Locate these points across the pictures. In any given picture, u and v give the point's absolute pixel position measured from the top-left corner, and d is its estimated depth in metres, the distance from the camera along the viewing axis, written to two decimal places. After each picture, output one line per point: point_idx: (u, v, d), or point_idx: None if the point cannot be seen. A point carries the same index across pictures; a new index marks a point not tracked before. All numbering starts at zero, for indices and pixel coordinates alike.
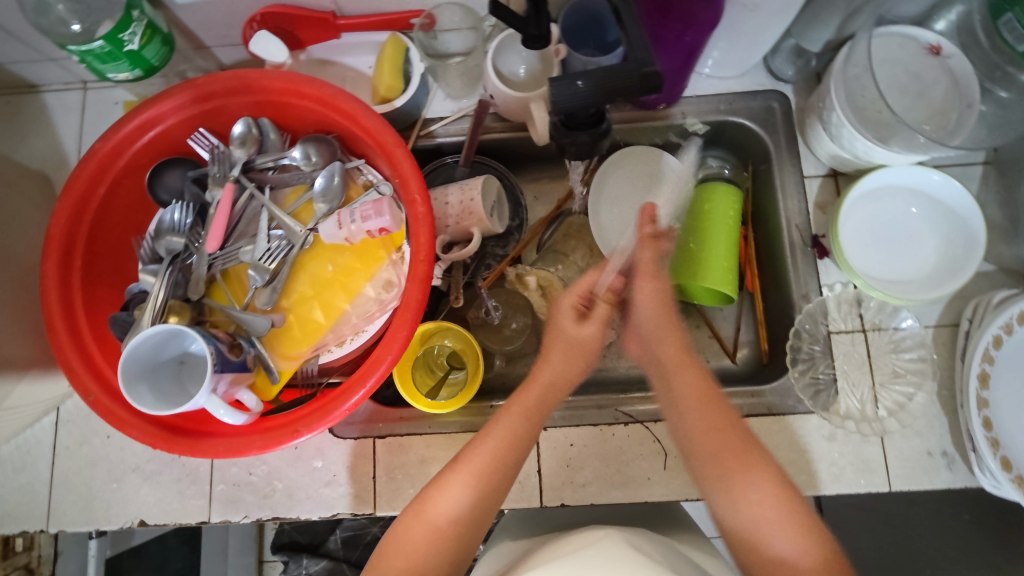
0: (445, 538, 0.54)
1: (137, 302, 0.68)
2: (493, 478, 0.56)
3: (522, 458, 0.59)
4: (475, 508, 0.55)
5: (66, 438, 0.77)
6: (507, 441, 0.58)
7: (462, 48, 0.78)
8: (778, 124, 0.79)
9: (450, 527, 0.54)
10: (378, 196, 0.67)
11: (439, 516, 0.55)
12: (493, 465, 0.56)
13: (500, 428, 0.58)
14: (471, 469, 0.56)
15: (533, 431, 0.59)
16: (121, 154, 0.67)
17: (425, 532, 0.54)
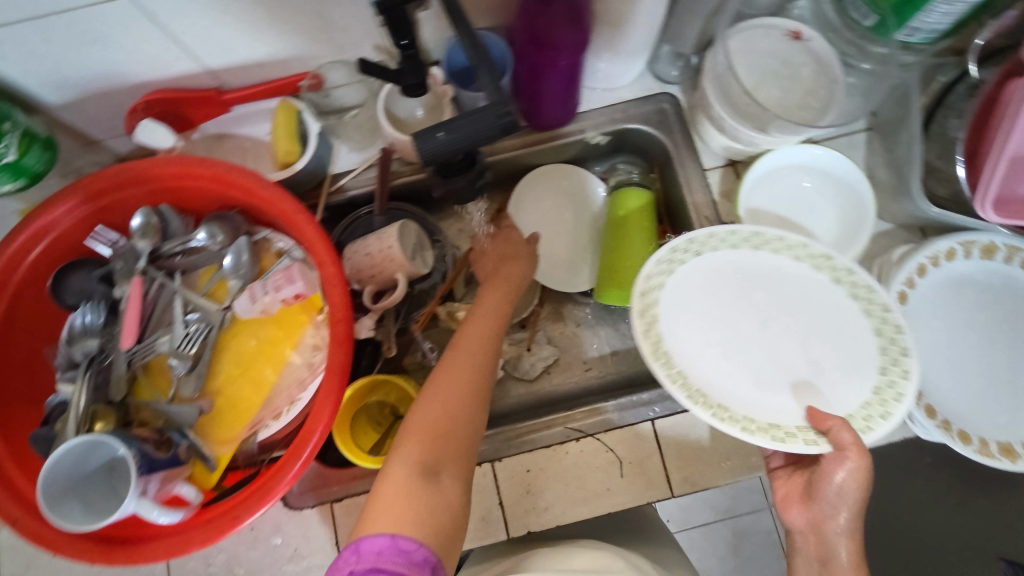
0: (432, 480, 0.53)
1: (58, 413, 0.66)
2: (458, 415, 0.59)
3: (471, 411, 0.60)
4: (433, 460, 0.55)
5: (9, 566, 0.73)
6: (460, 376, 0.61)
7: (356, 101, 0.79)
8: (672, 124, 0.82)
9: (443, 478, 0.55)
10: (289, 263, 0.67)
11: (423, 459, 0.55)
12: (455, 401, 0.59)
13: (436, 385, 0.61)
14: (439, 408, 0.59)
15: (476, 367, 0.63)
16: (16, 268, 0.65)
17: (417, 482, 0.53)
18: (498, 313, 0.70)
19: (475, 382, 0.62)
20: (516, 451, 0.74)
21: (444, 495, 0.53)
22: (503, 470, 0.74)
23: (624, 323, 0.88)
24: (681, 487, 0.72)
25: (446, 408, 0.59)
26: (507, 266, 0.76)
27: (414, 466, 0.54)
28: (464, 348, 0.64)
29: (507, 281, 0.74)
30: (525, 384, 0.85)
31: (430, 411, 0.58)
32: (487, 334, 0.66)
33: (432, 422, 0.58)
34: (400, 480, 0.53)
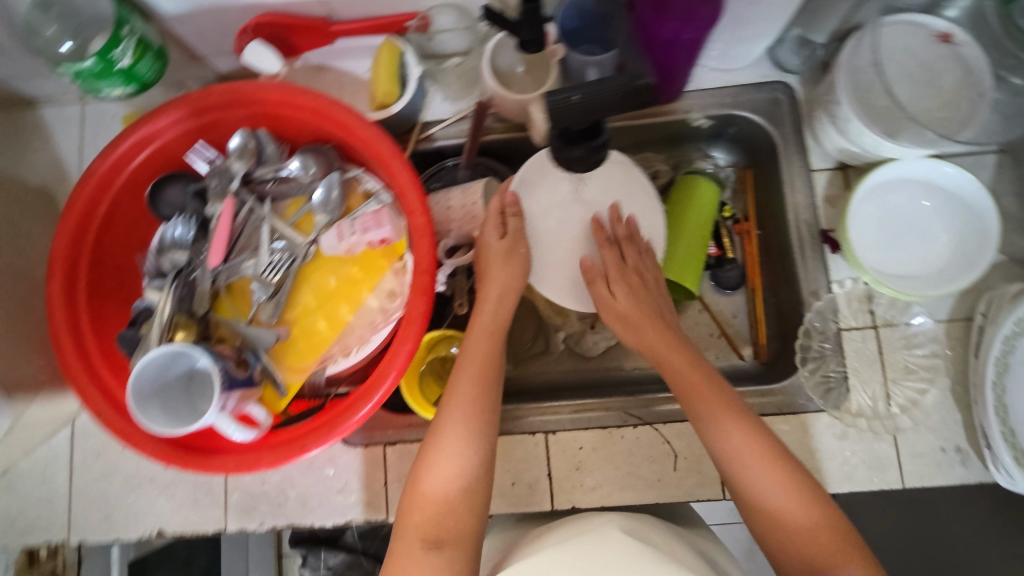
0: (440, 551, 0.57)
1: (144, 318, 0.68)
2: (457, 478, 0.60)
3: (478, 461, 0.62)
4: (449, 521, 0.58)
5: (83, 450, 0.78)
6: (454, 438, 0.62)
7: (460, 48, 0.77)
8: (785, 116, 0.77)
9: (449, 548, 0.57)
10: (377, 206, 0.67)
11: (426, 533, 0.58)
12: (451, 466, 0.60)
13: (445, 433, 0.62)
14: (440, 477, 0.60)
15: (470, 420, 0.63)
16: (121, 171, 0.67)
17: (421, 556, 0.56)
18: (487, 361, 0.68)
19: (476, 425, 0.63)
20: (571, 427, 0.74)
21: (450, 565, 0.56)
22: (555, 443, 0.74)
23: (693, 315, 0.85)
24: None
25: (445, 474, 0.60)
26: (493, 276, 0.72)
27: (418, 541, 0.57)
28: (457, 401, 0.64)
29: (496, 302, 0.71)
30: (586, 361, 0.85)
31: (433, 476, 0.60)
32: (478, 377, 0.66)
33: (435, 486, 0.60)
34: (411, 556, 0.57)
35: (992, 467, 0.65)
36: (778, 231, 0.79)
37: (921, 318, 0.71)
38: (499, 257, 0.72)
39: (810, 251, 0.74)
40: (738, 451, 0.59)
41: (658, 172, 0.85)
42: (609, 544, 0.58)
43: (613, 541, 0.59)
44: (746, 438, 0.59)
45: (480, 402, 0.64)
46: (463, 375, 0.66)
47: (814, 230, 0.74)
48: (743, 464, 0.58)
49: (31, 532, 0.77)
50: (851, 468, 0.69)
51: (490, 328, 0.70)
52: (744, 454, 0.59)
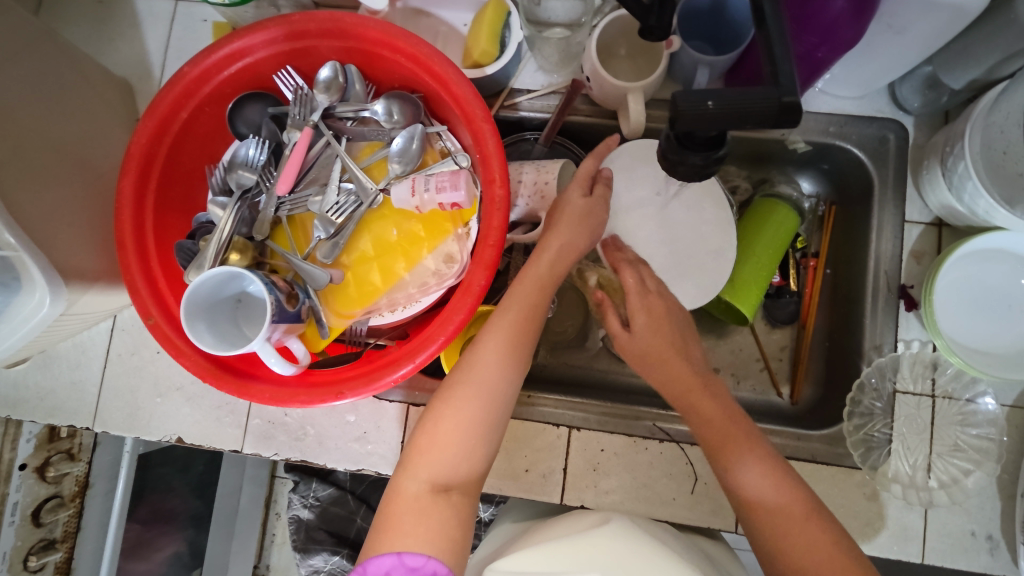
0: (446, 497, 0.55)
1: (203, 233, 0.68)
2: (472, 428, 0.58)
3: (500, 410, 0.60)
4: (460, 465, 0.57)
5: (119, 345, 0.79)
6: (477, 388, 0.59)
7: (566, 19, 0.72)
8: (890, 157, 0.72)
9: (455, 491, 0.56)
10: (454, 168, 0.65)
11: (434, 477, 0.56)
12: (471, 414, 0.58)
13: (473, 373, 0.60)
14: (455, 422, 0.58)
15: (498, 372, 0.60)
16: (208, 81, 0.66)
17: (426, 497, 0.55)
18: (527, 317, 0.63)
19: (505, 370, 0.60)
20: (597, 428, 0.73)
21: (452, 510, 0.55)
22: (577, 440, 0.73)
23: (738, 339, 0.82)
24: None
25: (463, 421, 0.58)
26: (559, 230, 0.66)
27: (426, 482, 0.56)
28: (490, 350, 0.61)
29: (552, 263, 0.66)
30: (622, 364, 0.83)
31: (451, 420, 0.58)
32: (518, 332, 0.62)
33: (450, 428, 0.58)
34: (415, 496, 0.55)
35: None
36: (852, 276, 0.75)
37: (989, 402, 0.67)
38: (575, 214, 0.68)
39: (883, 303, 0.70)
40: (754, 497, 0.56)
41: (737, 188, 0.82)
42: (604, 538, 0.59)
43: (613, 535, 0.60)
44: (757, 474, 0.57)
45: (511, 356, 0.61)
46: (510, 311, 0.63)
47: (893, 282, 0.71)
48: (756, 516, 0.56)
49: (58, 413, 0.79)
50: (873, 531, 0.67)
51: (541, 280, 0.65)
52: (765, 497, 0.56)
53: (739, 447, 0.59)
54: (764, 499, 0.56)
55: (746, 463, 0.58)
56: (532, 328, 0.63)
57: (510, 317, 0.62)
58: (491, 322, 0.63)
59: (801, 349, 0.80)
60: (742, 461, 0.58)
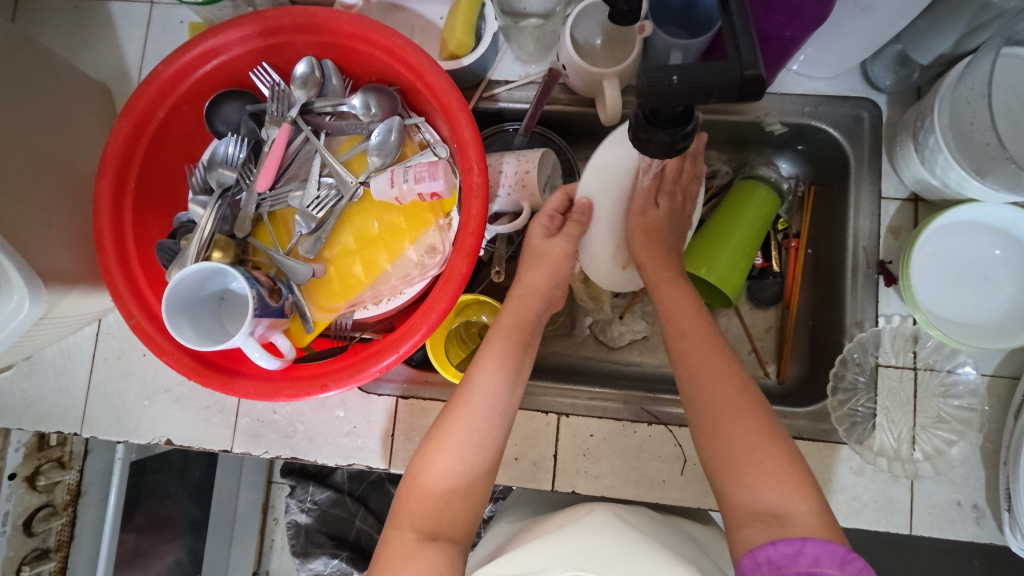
0: (433, 544, 0.56)
1: (185, 232, 0.68)
2: (455, 477, 0.59)
3: (482, 457, 0.61)
4: (445, 514, 0.58)
5: (105, 349, 0.79)
6: (459, 439, 0.60)
7: (540, 9, 0.73)
8: (865, 135, 0.73)
9: (442, 537, 0.56)
10: (433, 158, 0.66)
11: (421, 525, 0.57)
12: (455, 465, 0.59)
13: (453, 422, 0.61)
14: (441, 472, 0.59)
15: (480, 424, 0.61)
16: (184, 80, 0.66)
17: (413, 545, 0.55)
18: (506, 371, 0.65)
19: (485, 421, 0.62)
20: (585, 413, 0.74)
21: (440, 555, 0.55)
22: (566, 427, 0.73)
23: (724, 320, 0.83)
24: None
25: (448, 472, 0.59)
26: (526, 276, 0.72)
27: (412, 531, 0.56)
28: (472, 405, 0.62)
29: (523, 319, 0.69)
30: (611, 352, 0.84)
31: (436, 472, 0.59)
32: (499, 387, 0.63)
33: (435, 479, 0.59)
34: (402, 544, 0.55)
35: (1009, 531, 0.64)
36: (832, 254, 0.76)
37: (968, 371, 0.68)
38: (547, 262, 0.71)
39: (863, 280, 0.71)
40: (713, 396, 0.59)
41: (717, 173, 0.83)
42: (595, 533, 0.59)
43: (604, 530, 0.59)
44: (719, 375, 0.60)
45: (491, 407, 0.62)
46: (488, 362, 0.65)
47: (872, 258, 0.71)
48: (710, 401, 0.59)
49: (46, 419, 0.79)
50: (860, 505, 0.68)
51: (508, 331, 0.68)
52: (721, 394, 0.59)
53: (719, 366, 0.61)
54: (722, 391, 0.59)
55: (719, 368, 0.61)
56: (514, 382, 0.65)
57: (492, 372, 0.64)
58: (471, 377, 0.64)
59: (786, 329, 0.81)
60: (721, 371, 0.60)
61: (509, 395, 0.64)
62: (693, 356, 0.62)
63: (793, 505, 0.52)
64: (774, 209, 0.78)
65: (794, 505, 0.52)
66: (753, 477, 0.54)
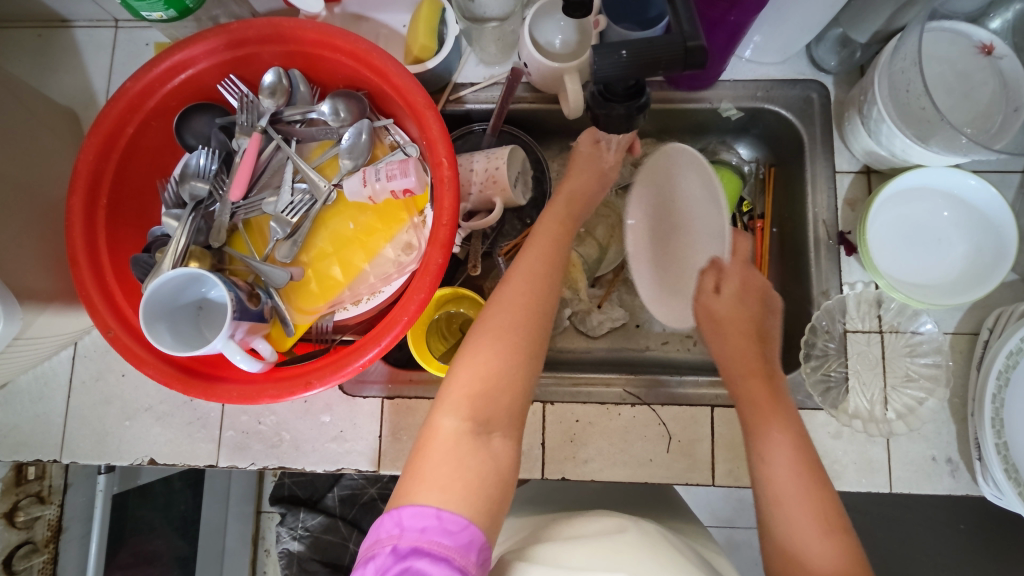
0: (484, 442, 0.51)
1: (160, 245, 0.68)
2: (504, 369, 0.55)
3: (533, 348, 0.58)
4: (496, 405, 0.54)
5: (83, 372, 0.78)
6: (494, 365, 0.55)
7: (500, 13, 0.76)
8: (815, 115, 0.77)
9: (494, 437, 0.52)
10: (404, 157, 0.67)
11: (471, 417, 0.52)
12: (494, 386, 0.54)
13: (500, 315, 0.58)
14: (489, 354, 0.55)
15: (513, 353, 0.56)
16: (152, 95, 0.67)
17: (466, 441, 0.51)
18: (537, 284, 0.61)
19: (538, 312, 0.60)
20: (568, 399, 0.75)
21: (490, 461, 0.51)
22: (552, 414, 0.74)
23: None
24: (724, 478, 0.72)
25: (482, 396, 0.54)
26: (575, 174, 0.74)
27: (464, 421, 0.52)
28: (498, 326, 0.57)
29: (542, 265, 0.63)
30: (592, 340, 0.85)
31: (475, 392, 0.54)
32: (524, 326, 0.58)
33: (470, 403, 0.53)
34: (453, 438, 0.51)
35: (982, 479, 0.66)
36: (795, 230, 0.79)
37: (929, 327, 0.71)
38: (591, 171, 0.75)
39: (825, 251, 0.74)
40: (780, 488, 0.58)
41: None
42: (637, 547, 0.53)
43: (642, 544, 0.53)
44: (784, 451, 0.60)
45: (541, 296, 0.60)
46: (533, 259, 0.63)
47: (831, 230, 0.74)
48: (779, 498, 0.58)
49: (23, 449, 0.77)
50: (842, 468, 0.70)
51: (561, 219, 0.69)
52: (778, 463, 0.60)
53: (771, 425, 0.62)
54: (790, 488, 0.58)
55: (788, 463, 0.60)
56: (540, 320, 0.59)
57: (520, 307, 0.59)
58: (486, 329, 0.57)
59: None
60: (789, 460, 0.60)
61: (533, 342, 0.58)
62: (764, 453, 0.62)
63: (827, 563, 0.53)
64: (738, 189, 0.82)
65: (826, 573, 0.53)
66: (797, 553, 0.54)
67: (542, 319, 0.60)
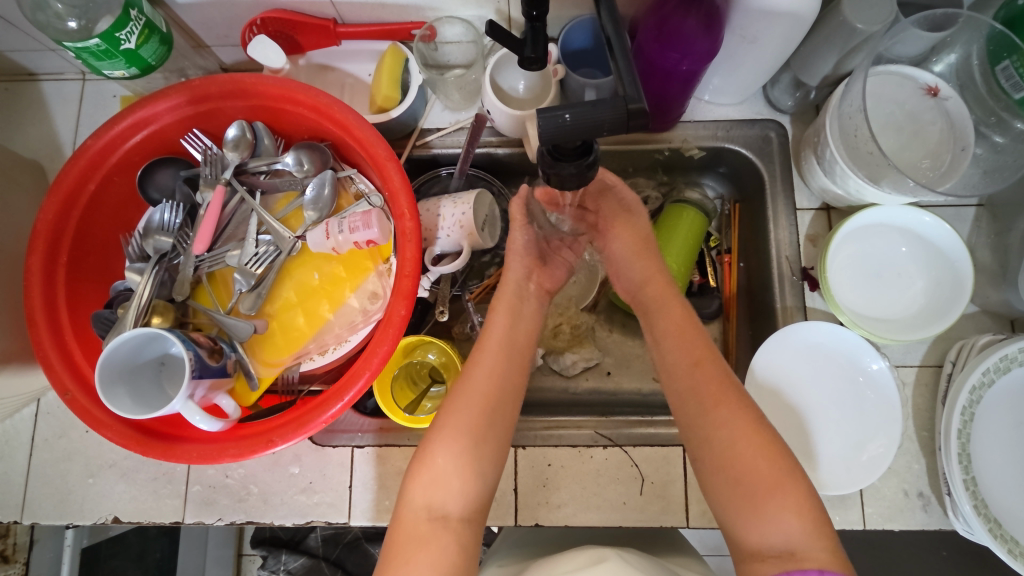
0: (445, 527, 0.53)
1: (121, 300, 0.68)
2: (464, 447, 0.57)
3: (501, 422, 0.60)
4: (457, 486, 0.55)
5: (45, 429, 0.76)
6: (449, 457, 0.56)
7: (464, 60, 0.78)
8: (774, 154, 0.78)
9: (453, 514, 0.54)
10: (367, 207, 0.67)
11: (431, 503, 0.54)
12: (453, 470, 0.56)
13: (463, 390, 0.61)
14: (453, 429, 0.58)
15: (470, 441, 0.58)
16: (113, 152, 0.67)
17: (427, 527, 0.53)
18: (506, 354, 0.65)
19: (510, 386, 0.63)
20: (541, 443, 0.74)
21: (451, 535, 0.53)
22: (524, 459, 0.73)
23: None
24: (698, 519, 0.71)
25: (441, 484, 0.55)
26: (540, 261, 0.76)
27: (423, 507, 0.54)
28: (464, 400, 0.60)
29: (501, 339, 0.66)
30: (566, 379, 0.85)
31: (434, 474, 0.55)
32: (482, 419, 0.59)
33: (431, 488, 0.55)
34: (414, 524, 0.53)
35: (952, 514, 0.66)
36: (760, 266, 0.80)
37: (880, 364, 0.69)
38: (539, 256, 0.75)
39: (790, 285, 0.75)
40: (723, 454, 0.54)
41: (648, 199, 0.86)
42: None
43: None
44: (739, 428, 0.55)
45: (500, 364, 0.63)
46: (502, 324, 0.67)
47: (795, 266, 0.76)
48: (723, 464, 0.54)
49: None
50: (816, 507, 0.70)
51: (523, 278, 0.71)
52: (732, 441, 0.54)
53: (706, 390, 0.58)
54: (739, 457, 0.53)
55: (730, 431, 0.55)
56: (502, 387, 0.62)
57: (476, 397, 0.60)
58: (440, 422, 0.59)
59: (729, 340, 0.83)
60: (722, 413, 0.56)
61: (491, 435, 0.59)
62: (710, 412, 0.56)
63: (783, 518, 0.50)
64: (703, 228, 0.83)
65: (784, 508, 0.50)
66: (737, 479, 0.53)
67: (500, 412, 0.61)
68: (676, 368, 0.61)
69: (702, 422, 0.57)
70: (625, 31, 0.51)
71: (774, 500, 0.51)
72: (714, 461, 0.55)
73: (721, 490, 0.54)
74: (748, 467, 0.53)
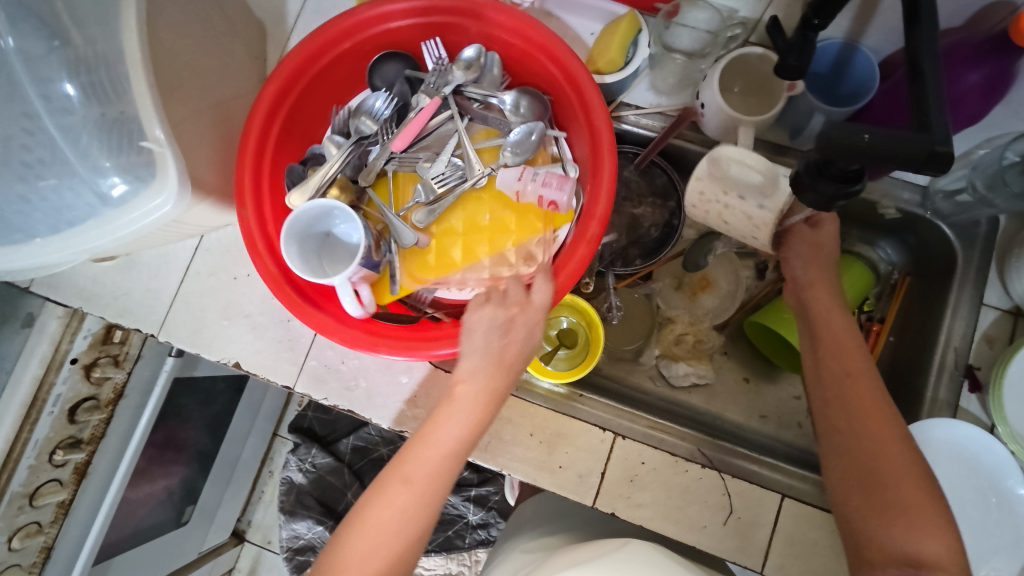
0: None
1: (313, 162, 0.73)
2: (398, 535, 0.53)
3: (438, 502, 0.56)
4: None
5: (200, 264, 0.82)
6: (368, 556, 0.52)
7: (688, 48, 0.75)
8: (979, 240, 0.73)
9: None
10: (563, 173, 0.68)
11: None
12: (381, 555, 0.52)
13: (399, 473, 0.55)
14: (387, 517, 0.53)
15: (410, 515, 0.54)
16: (361, 32, 0.69)
17: None
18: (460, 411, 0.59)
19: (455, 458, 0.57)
20: (640, 440, 0.74)
21: None
22: (619, 448, 0.74)
23: (789, 382, 0.84)
24: (773, 570, 0.70)
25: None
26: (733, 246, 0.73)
27: None
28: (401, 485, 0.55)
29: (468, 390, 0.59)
30: (671, 388, 0.84)
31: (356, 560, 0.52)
32: (418, 503, 0.54)
33: None
34: None
35: None
36: (915, 350, 0.76)
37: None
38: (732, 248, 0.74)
39: (947, 379, 0.71)
40: (857, 448, 0.58)
41: None
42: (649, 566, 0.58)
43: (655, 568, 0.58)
44: (876, 431, 0.58)
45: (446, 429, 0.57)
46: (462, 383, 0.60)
47: (960, 360, 0.71)
48: (856, 461, 0.58)
49: (130, 315, 0.82)
50: None
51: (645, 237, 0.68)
52: (866, 438, 0.58)
53: (858, 393, 0.61)
54: (873, 455, 0.57)
55: (869, 434, 0.58)
56: (441, 457, 0.56)
57: (415, 474, 0.55)
58: (366, 511, 0.54)
59: None
60: (867, 420, 0.59)
61: (423, 515, 0.54)
62: (857, 412, 0.60)
63: (910, 523, 0.53)
64: (864, 288, 0.81)
65: (908, 507, 0.54)
66: (870, 471, 0.57)
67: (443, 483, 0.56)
68: (834, 375, 0.63)
69: (837, 424, 0.61)
70: (939, 61, 0.47)
71: (904, 510, 0.54)
72: (844, 450, 0.59)
73: (848, 481, 0.58)
74: (878, 462, 0.57)
